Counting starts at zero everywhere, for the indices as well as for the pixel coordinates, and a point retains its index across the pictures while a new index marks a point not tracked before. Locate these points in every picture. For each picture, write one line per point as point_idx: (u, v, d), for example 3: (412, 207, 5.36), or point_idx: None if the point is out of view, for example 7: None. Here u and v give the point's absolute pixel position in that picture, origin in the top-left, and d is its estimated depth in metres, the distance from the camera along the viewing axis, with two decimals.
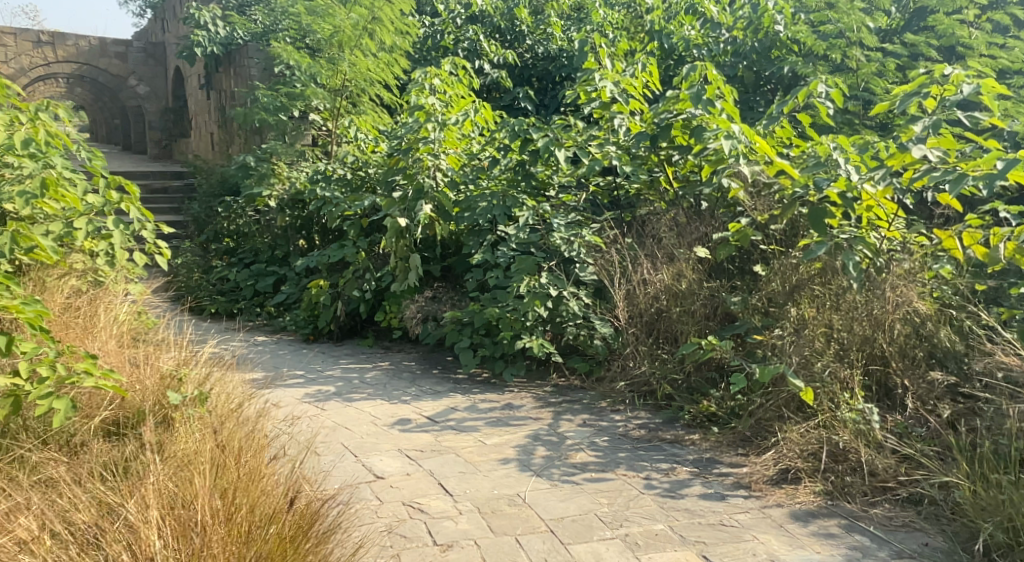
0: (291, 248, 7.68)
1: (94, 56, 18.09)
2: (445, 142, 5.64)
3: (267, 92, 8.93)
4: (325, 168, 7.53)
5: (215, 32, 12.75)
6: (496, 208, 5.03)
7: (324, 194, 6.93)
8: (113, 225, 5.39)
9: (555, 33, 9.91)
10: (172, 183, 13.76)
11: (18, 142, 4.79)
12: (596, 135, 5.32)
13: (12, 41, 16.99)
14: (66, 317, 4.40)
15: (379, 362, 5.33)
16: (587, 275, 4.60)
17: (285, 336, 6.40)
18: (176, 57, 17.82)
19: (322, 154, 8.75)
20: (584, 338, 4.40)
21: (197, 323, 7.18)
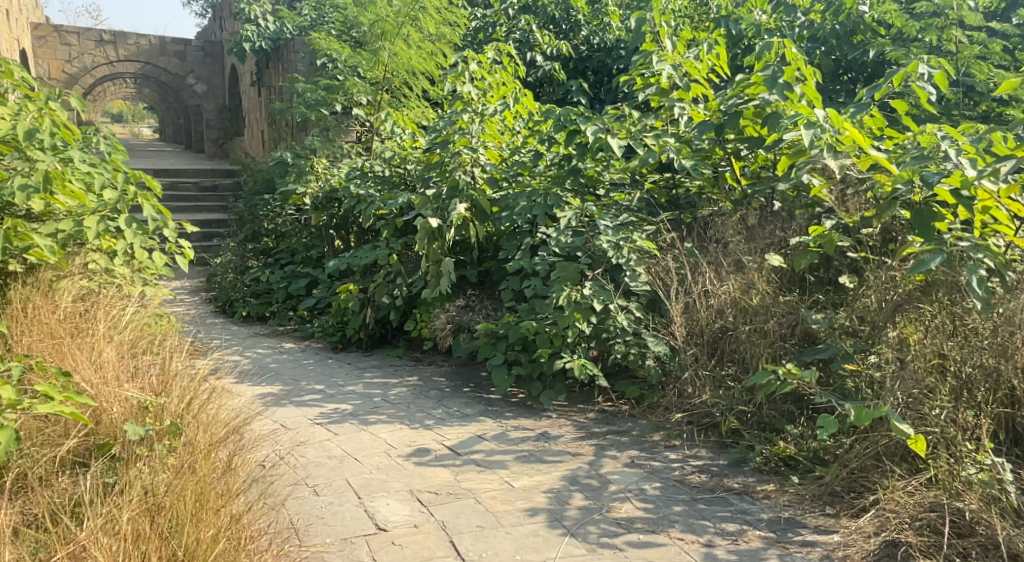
0: (325, 248, 7.25)
1: (154, 55, 18.16)
2: (483, 135, 5.13)
3: (308, 85, 8.53)
4: (362, 164, 7.07)
5: (265, 28, 12.46)
6: (537, 207, 4.49)
7: (358, 192, 6.46)
8: (126, 222, 5.07)
9: (613, 23, 9.25)
10: (221, 181, 13.57)
11: (19, 132, 4.57)
12: (652, 125, 4.69)
13: (76, 40, 17.26)
14: (63, 323, 4.06)
15: (407, 376, 4.82)
16: (639, 285, 3.95)
17: (313, 344, 5.96)
18: (231, 57, 17.76)
19: (363, 150, 8.30)
20: (634, 357, 3.82)
21: (226, 328, 6.82)
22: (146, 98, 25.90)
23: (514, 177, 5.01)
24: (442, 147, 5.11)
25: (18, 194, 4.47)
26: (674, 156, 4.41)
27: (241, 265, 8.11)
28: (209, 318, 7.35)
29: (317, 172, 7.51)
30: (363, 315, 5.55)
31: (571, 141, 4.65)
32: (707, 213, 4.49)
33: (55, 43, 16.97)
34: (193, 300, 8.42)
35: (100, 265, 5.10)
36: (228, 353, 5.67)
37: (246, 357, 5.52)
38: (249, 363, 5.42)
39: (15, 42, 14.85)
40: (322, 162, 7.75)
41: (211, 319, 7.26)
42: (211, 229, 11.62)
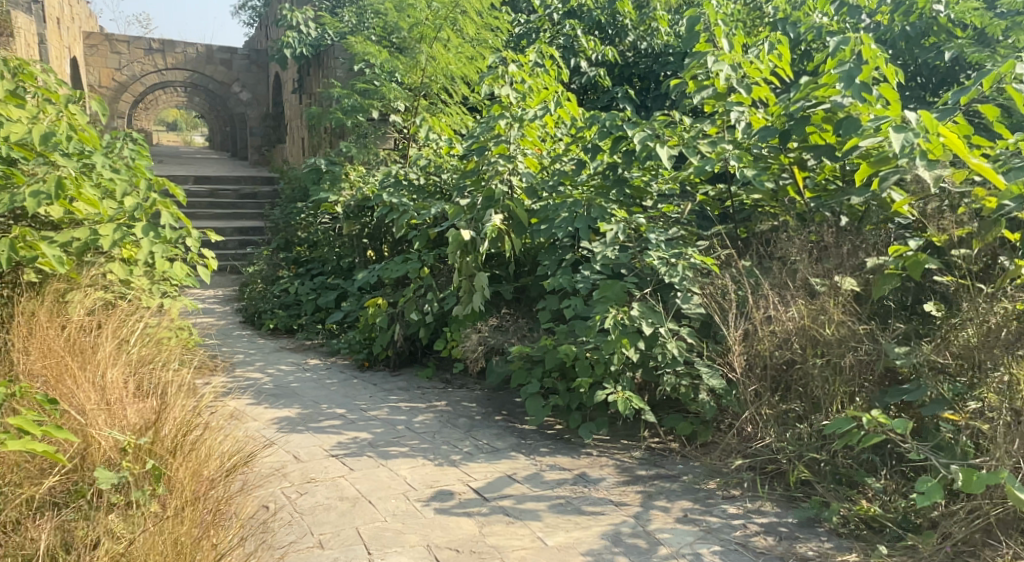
0: (356, 259, 6.94)
1: (200, 64, 18.21)
2: (522, 142, 4.78)
3: (344, 90, 8.24)
4: (395, 171, 6.75)
5: (306, 34, 12.23)
6: (579, 219, 4.11)
7: (390, 201, 6.14)
8: (143, 231, 4.84)
9: (661, 27, 8.81)
10: (261, 189, 13.42)
11: (34, 137, 4.37)
12: (706, 132, 4.19)
13: (126, 49, 17.45)
14: (69, 338, 3.82)
15: (434, 401, 4.45)
16: (693, 307, 3.51)
17: (339, 361, 5.64)
18: (275, 65, 17.72)
19: (399, 157, 7.97)
20: (686, 391, 3.38)
21: (253, 341, 6.56)
22: (195, 106, 26.16)
23: (553, 187, 4.62)
24: (478, 154, 4.79)
25: (29, 200, 4.25)
26: (734, 164, 3.90)
27: (272, 275, 7.87)
28: (237, 329, 7.10)
29: (351, 179, 7.21)
30: (391, 332, 5.20)
31: (617, 148, 4.24)
32: (765, 228, 4.08)
33: (105, 52, 17.14)
34: (224, 311, 8.20)
35: (117, 276, 4.87)
36: (251, 371, 5.39)
37: (268, 376, 5.23)
38: (271, 382, 5.12)
39: (66, 51, 15.00)
40: (356, 168, 7.44)
41: (239, 331, 7.01)
42: (248, 237, 11.45)
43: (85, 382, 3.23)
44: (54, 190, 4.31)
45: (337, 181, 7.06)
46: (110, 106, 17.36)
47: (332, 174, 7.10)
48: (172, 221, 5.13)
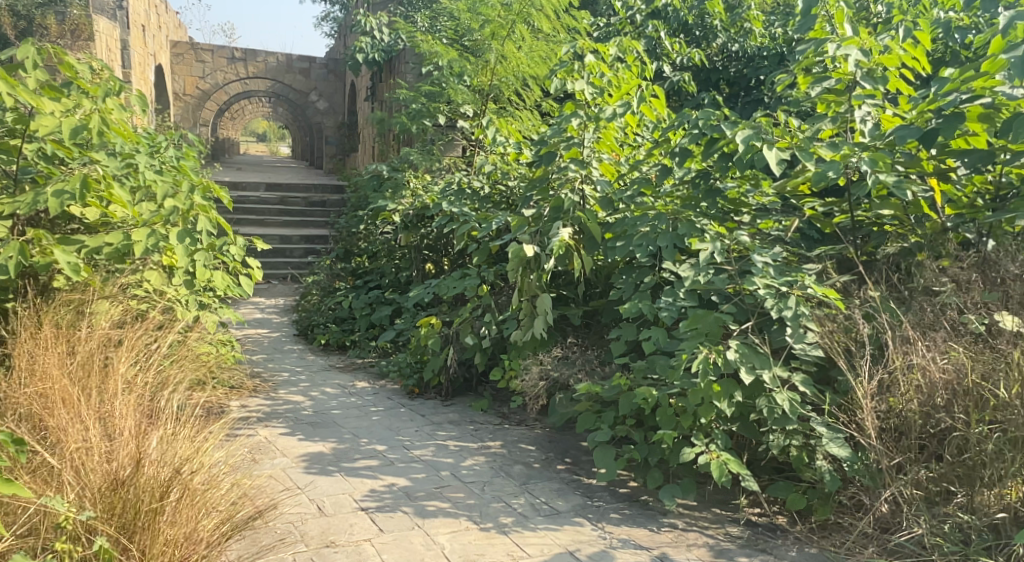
0: (414, 273, 6.42)
1: (280, 73, 18.18)
2: (598, 145, 4.19)
3: (411, 92, 7.73)
4: (458, 179, 6.21)
5: (379, 39, 11.63)
6: (663, 235, 3.44)
7: (450, 210, 5.60)
8: (177, 237, 4.43)
9: (754, 28, 7.99)
10: (331, 197, 13.11)
11: (60, 133, 4.01)
12: (822, 134, 3.52)
13: (210, 58, 17.59)
14: (74, 359, 3.41)
15: (488, 440, 3.85)
16: (809, 349, 2.82)
17: (388, 385, 5.11)
18: (350, 74, 17.51)
19: (465, 165, 7.41)
20: (799, 455, 2.72)
21: (303, 358, 6.11)
22: (277, 115, 26.49)
23: (633, 197, 3.97)
24: (545, 158, 4.22)
25: (51, 198, 3.88)
26: (868, 169, 3.12)
27: (329, 286, 7.45)
28: (288, 344, 6.67)
29: (413, 186, 6.69)
30: (444, 355, 4.63)
31: (712, 151, 3.58)
32: (892, 251, 3.37)
33: (191, 61, 17.33)
34: (279, 322, 7.81)
35: (153, 285, 4.48)
36: (292, 394, 4.91)
37: (309, 401, 4.74)
38: (311, 407, 4.62)
39: (152, 58, 15.17)
40: (419, 175, 6.92)
41: (289, 346, 6.57)
42: (313, 245, 11.12)
43: (79, 415, 2.87)
44: (78, 188, 3.93)
45: (399, 189, 6.53)
46: (194, 114, 17.56)
47: (392, 182, 6.60)
48: (211, 226, 4.70)
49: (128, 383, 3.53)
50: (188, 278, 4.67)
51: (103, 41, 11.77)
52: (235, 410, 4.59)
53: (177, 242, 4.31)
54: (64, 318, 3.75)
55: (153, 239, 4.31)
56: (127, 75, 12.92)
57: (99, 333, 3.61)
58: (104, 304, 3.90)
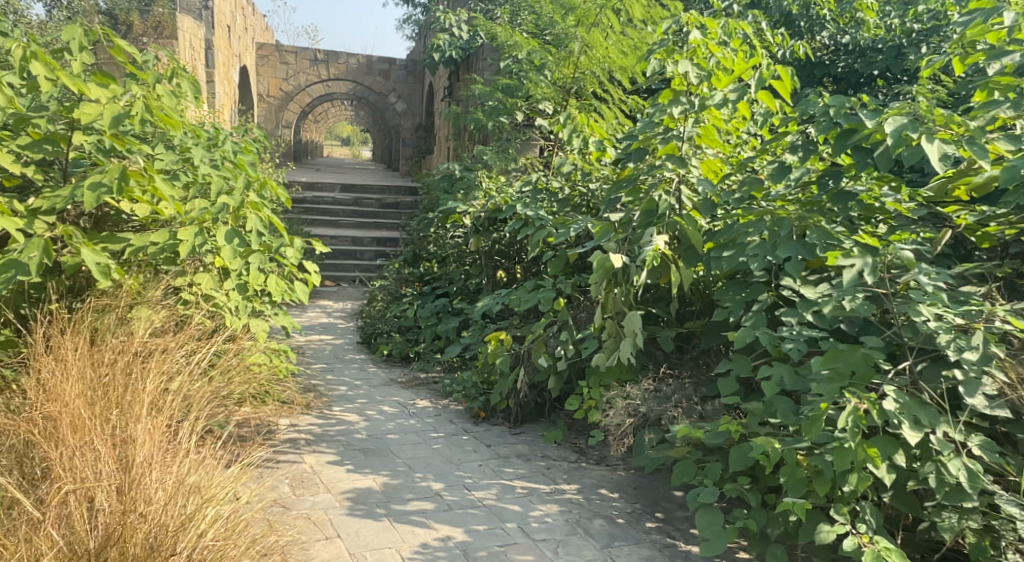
0: (484, 281, 5.91)
1: (360, 74, 18.02)
2: (699, 139, 3.55)
3: (487, 87, 7.21)
4: (535, 179, 5.66)
5: (458, 36, 11.04)
6: (784, 246, 2.81)
7: (525, 213, 5.07)
8: (226, 236, 4.03)
9: (868, 19, 7.09)
10: (404, 199, 12.76)
11: (101, 121, 3.67)
12: (991, 125, 2.82)
13: (293, 60, 17.60)
14: (98, 372, 3.04)
15: (562, 483, 3.30)
16: (993, 406, 2.20)
17: (452, 406, 4.61)
18: (429, 75, 17.14)
19: (543, 165, 6.85)
20: (978, 543, 2.12)
21: (364, 369, 5.68)
22: (360, 117, 26.63)
23: (741, 201, 3.32)
24: (634, 153, 3.63)
25: (88, 191, 3.52)
26: None
27: (396, 292, 7.03)
28: (349, 353, 6.26)
29: (486, 187, 6.17)
30: (513, 376, 4.09)
31: (847, 143, 2.92)
32: None
33: (275, 62, 17.37)
34: (344, 328, 7.43)
35: (204, 290, 4.12)
36: (347, 412, 4.47)
37: (364, 422, 4.28)
38: (365, 429, 4.16)
39: (237, 59, 15.23)
40: (492, 175, 6.40)
41: (351, 355, 6.16)
42: (385, 247, 10.77)
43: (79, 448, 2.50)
44: (117, 180, 3.55)
45: (470, 190, 6.03)
46: (276, 115, 17.65)
47: (463, 183, 6.08)
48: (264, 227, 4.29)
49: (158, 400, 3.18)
50: (241, 283, 4.29)
51: (188, 41, 11.72)
52: (284, 429, 4.18)
53: (224, 242, 3.92)
54: (98, 323, 3.42)
55: (199, 238, 3.94)
56: (211, 74, 12.89)
57: (129, 344, 3.25)
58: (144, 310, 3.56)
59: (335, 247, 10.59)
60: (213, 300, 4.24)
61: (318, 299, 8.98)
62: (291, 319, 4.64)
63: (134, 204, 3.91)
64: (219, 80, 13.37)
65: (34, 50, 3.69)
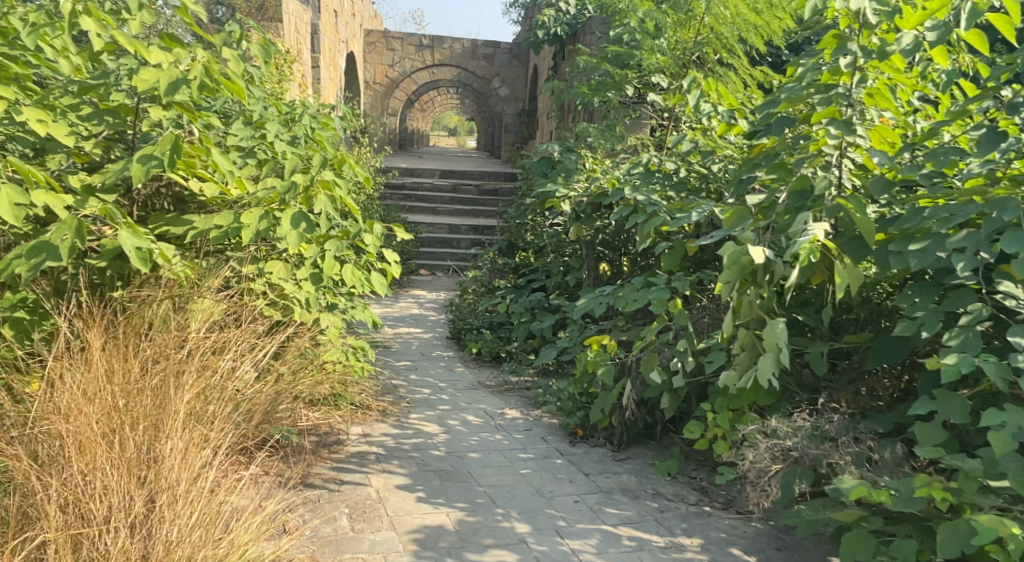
0: (586, 274, 5.24)
1: (465, 58, 17.51)
2: (867, 99, 2.81)
3: (594, 59, 6.46)
4: (648, 159, 4.93)
5: (564, 11, 10.23)
6: (1007, 241, 2.07)
7: (637, 196, 4.35)
8: (292, 221, 3.49)
9: None
10: (503, 185, 12.17)
11: (155, 85, 3.24)
12: None
13: (399, 46, 17.35)
14: (134, 367, 2.62)
15: (680, 534, 2.62)
16: None
17: (546, 419, 3.99)
18: (533, 58, 16.43)
19: (656, 146, 6.07)
20: None
21: (450, 370, 5.14)
22: (465, 105, 26.40)
23: (930, 178, 2.52)
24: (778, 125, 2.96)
25: (135, 164, 3.11)
26: None
27: (490, 284, 6.47)
28: (436, 349, 5.73)
29: (591, 169, 5.47)
30: (618, 391, 3.43)
31: None
32: None
33: (381, 48, 17.19)
34: (434, 321, 6.92)
35: (276, 280, 3.63)
36: (426, 422, 3.92)
37: (443, 435, 3.72)
38: (444, 444, 3.60)
39: (344, 45, 15.08)
40: (598, 157, 5.69)
41: (438, 352, 5.62)
42: (482, 236, 10.25)
43: (85, 487, 2.12)
44: (168, 152, 3.11)
45: (571, 173, 5.35)
46: (382, 102, 17.52)
47: (563, 165, 5.41)
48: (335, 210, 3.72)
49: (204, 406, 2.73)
50: (314, 274, 3.78)
51: (295, 24, 11.43)
52: (354, 438, 3.67)
53: (288, 226, 3.43)
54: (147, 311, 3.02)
55: (264, 221, 3.46)
56: (316, 59, 12.63)
57: (174, 336, 2.81)
58: (203, 300, 3.11)
59: (431, 235, 10.16)
60: (282, 293, 3.74)
61: (410, 288, 8.52)
62: (369, 314, 4.11)
63: (195, 181, 3.51)
64: (324, 66, 13.11)
65: (86, 5, 3.31)
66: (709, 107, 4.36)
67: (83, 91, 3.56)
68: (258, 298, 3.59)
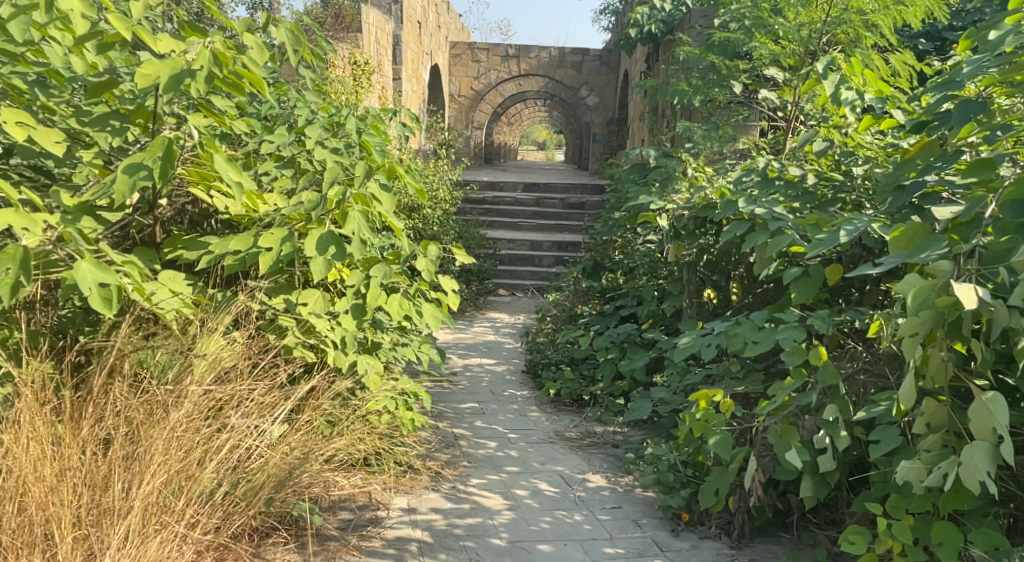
0: (687, 303, 4.38)
1: (552, 67, 16.74)
2: None
3: (697, 50, 5.56)
4: (767, 164, 4.03)
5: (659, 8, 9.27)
6: None
7: (759, 209, 3.46)
8: (318, 244, 2.73)
9: None
10: (589, 198, 11.34)
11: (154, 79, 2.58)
12: None
13: (485, 57, 16.74)
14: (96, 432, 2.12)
15: None
16: None
17: (639, 492, 3.19)
18: (624, 65, 15.50)
19: (771, 151, 5.13)
20: None
21: (524, 415, 4.37)
22: (554, 118, 25.71)
23: None
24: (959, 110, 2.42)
25: (120, 174, 2.45)
26: None
27: (573, 311, 5.67)
28: (510, 387, 4.97)
29: (695, 178, 4.61)
30: (737, 470, 2.61)
31: None
32: None
33: (467, 60, 16.69)
34: (510, 350, 6.16)
35: (308, 314, 2.91)
36: (489, 491, 3.18)
37: (508, 512, 2.97)
38: (507, 526, 2.85)
39: (428, 57, 14.58)
40: (703, 163, 4.81)
41: (511, 392, 4.86)
42: (566, 253, 9.46)
43: None
44: (159, 160, 2.46)
45: (670, 181, 4.49)
46: (466, 115, 16.98)
47: (660, 172, 4.55)
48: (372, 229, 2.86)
49: (185, 485, 2.19)
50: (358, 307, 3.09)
51: (376, 34, 10.87)
52: (398, 512, 2.97)
53: (312, 253, 2.70)
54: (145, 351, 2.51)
55: (291, 242, 2.79)
56: (398, 71, 12.01)
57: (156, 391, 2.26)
58: (212, 342, 2.54)
59: (511, 252, 9.44)
60: (314, 332, 3.00)
61: (487, 311, 7.80)
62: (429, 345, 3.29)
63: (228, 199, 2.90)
64: (407, 79, 12.53)
65: None
66: (852, 96, 3.47)
67: (91, 91, 2.93)
68: (288, 332, 2.92)
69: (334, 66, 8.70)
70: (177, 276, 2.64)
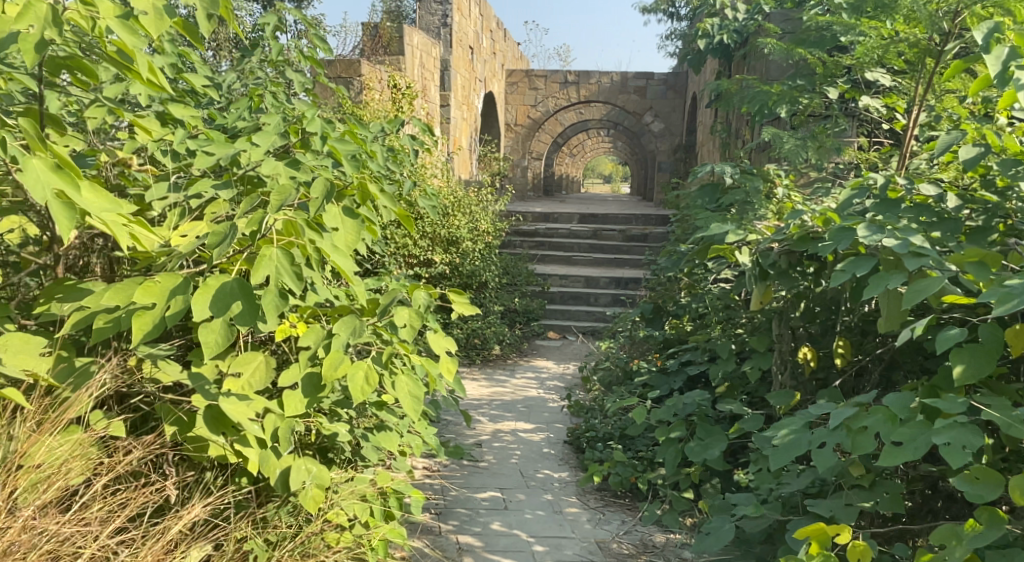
0: (775, 366, 3.32)
1: (614, 93, 15.70)
2: None
3: (782, 45, 4.48)
4: (889, 181, 2.95)
5: (733, 15, 8.09)
6: None
7: (889, 240, 2.39)
8: (214, 303, 1.76)
9: None
10: (652, 228, 10.23)
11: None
12: None
13: (543, 84, 15.82)
14: None
15: None
16: None
17: None
18: (691, 88, 14.32)
19: (881, 169, 4.00)
20: None
21: (561, 512, 3.36)
22: (618, 147, 24.64)
23: None
24: None
25: None
26: None
27: (630, 366, 4.61)
28: (546, 465, 3.96)
29: (784, 201, 3.53)
30: None
31: None
32: None
33: (524, 88, 15.84)
34: (553, 410, 5.13)
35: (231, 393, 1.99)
36: None
37: None
38: None
39: (481, 84, 13.75)
40: (794, 183, 3.73)
41: (547, 473, 3.85)
42: (625, 292, 8.37)
43: None
44: None
45: (751, 206, 3.44)
46: (523, 144, 16.10)
47: (739, 194, 3.50)
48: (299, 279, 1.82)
49: None
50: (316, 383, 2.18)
51: (421, 57, 10.02)
52: None
53: (204, 316, 1.74)
54: None
55: (184, 295, 1.81)
56: (446, 97, 11.14)
57: None
58: (43, 452, 1.74)
59: (563, 290, 8.39)
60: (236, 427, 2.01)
61: (533, 358, 6.78)
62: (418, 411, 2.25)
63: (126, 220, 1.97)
64: (457, 104, 11.65)
65: None
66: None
67: None
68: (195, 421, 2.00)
69: (368, 90, 7.84)
70: (30, 344, 1.80)
